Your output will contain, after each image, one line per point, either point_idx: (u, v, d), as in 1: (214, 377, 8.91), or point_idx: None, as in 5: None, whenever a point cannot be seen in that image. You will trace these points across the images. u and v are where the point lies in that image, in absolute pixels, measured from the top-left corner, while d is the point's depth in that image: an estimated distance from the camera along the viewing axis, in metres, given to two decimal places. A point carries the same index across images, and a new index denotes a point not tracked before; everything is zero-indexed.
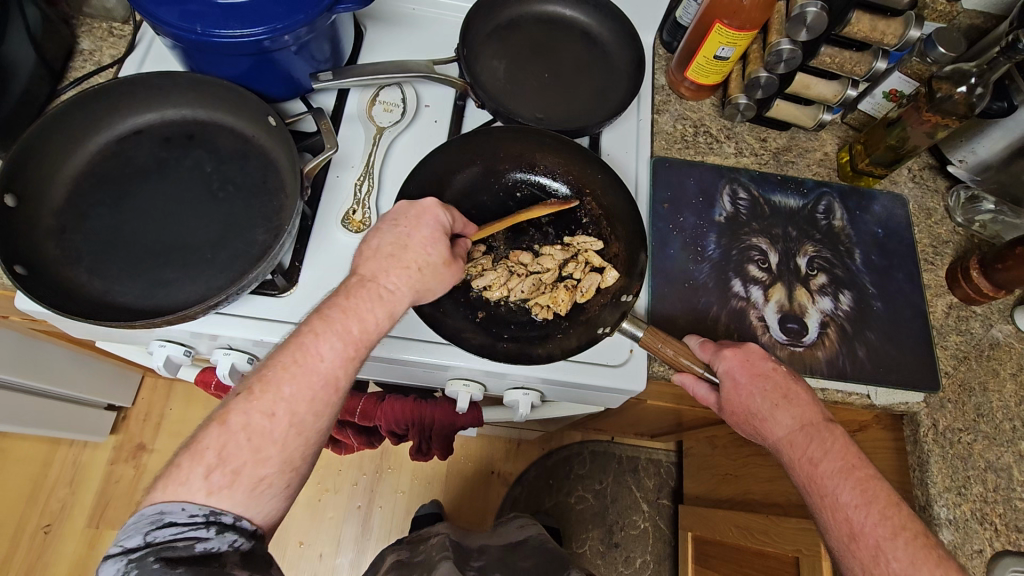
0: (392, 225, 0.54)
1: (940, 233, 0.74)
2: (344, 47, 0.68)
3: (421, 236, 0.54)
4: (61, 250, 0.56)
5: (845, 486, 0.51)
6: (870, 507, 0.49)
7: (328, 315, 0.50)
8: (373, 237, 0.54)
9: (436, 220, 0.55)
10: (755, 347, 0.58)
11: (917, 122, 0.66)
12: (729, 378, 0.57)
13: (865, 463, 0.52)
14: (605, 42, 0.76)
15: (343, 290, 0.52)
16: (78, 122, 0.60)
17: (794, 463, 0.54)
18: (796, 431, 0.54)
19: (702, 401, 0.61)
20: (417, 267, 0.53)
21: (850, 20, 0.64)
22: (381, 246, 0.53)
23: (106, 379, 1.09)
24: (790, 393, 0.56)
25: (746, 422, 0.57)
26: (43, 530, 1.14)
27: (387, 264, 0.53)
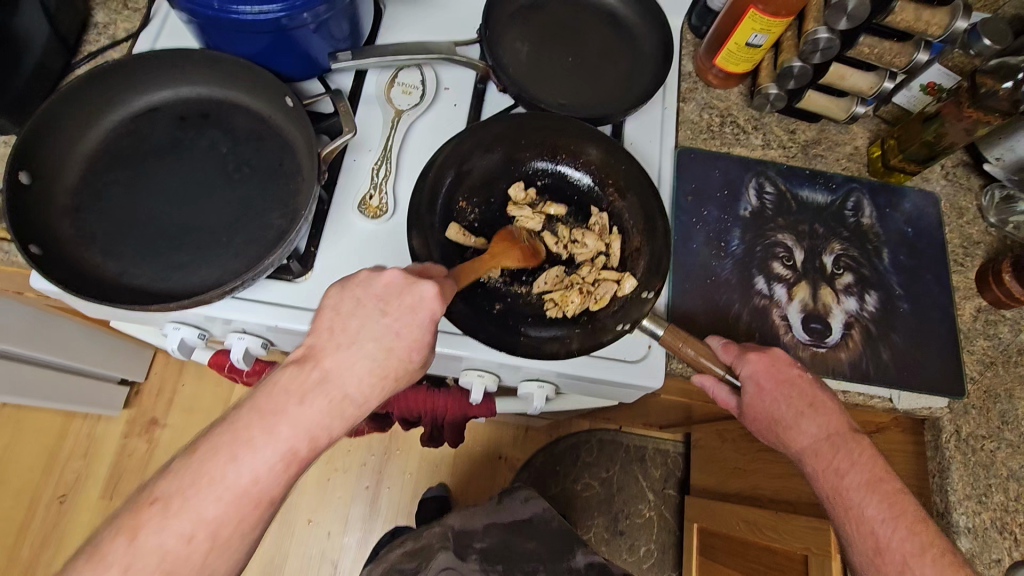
0: (379, 311, 0.47)
1: (971, 233, 0.72)
2: (363, 25, 0.66)
3: (410, 339, 0.47)
4: (76, 230, 0.55)
5: (871, 500, 0.50)
6: (897, 521, 0.49)
7: (290, 379, 0.45)
8: (351, 317, 0.47)
9: (430, 317, 0.47)
10: (780, 351, 0.56)
11: (956, 118, 0.63)
12: (753, 383, 0.56)
13: (893, 477, 0.51)
14: (631, 25, 0.73)
15: (299, 386, 0.44)
16: (92, 99, 0.59)
17: (817, 473, 0.53)
18: (821, 440, 0.53)
19: (722, 403, 0.60)
20: (394, 377, 0.47)
21: (894, 8, 0.60)
22: (359, 342, 0.46)
23: (120, 354, 1.09)
24: (815, 401, 0.55)
25: (769, 428, 0.56)
26: (57, 501, 1.16)
27: (359, 364, 0.46)
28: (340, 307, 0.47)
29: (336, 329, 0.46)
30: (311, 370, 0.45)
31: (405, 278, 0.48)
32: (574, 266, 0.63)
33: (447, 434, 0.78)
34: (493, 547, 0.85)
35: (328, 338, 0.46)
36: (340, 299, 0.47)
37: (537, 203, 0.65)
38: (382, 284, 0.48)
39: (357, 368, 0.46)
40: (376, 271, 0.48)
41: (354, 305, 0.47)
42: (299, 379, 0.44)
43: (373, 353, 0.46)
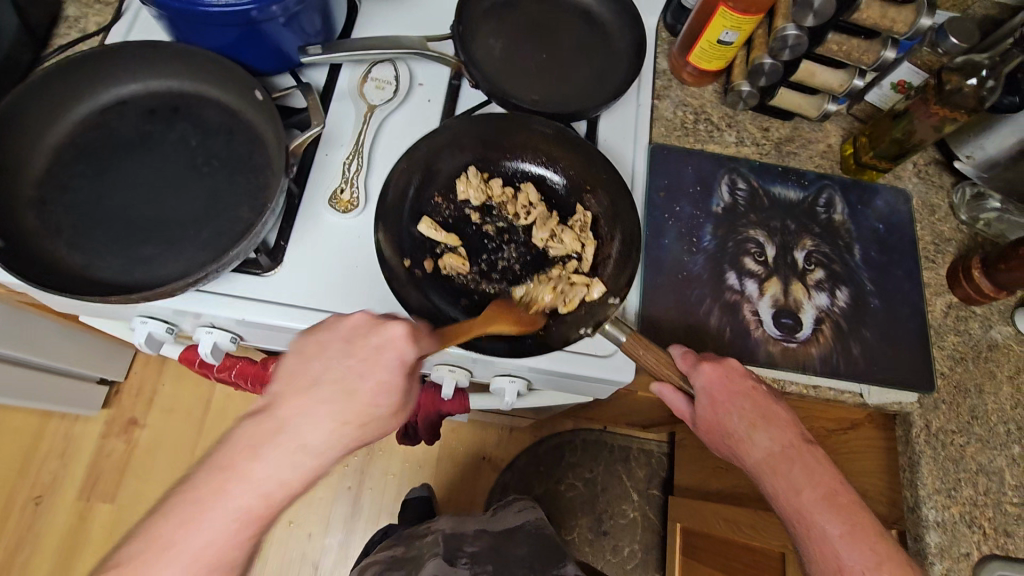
0: (343, 352, 0.48)
1: (943, 230, 0.72)
2: (336, 20, 0.66)
3: (372, 382, 0.48)
4: (41, 222, 0.55)
5: (831, 517, 0.50)
6: (855, 536, 0.50)
7: (235, 451, 0.46)
8: (314, 363, 0.48)
9: (398, 357, 0.48)
10: (734, 362, 0.57)
11: (924, 115, 0.64)
12: (707, 394, 0.55)
13: (848, 490, 0.52)
14: (606, 23, 0.73)
15: (253, 441, 0.46)
16: (59, 91, 0.59)
17: (775, 489, 0.53)
18: (776, 453, 0.53)
19: (677, 411, 0.60)
20: (355, 423, 0.47)
21: (860, 6, 0.61)
22: (318, 385, 0.47)
23: (97, 353, 1.08)
24: (769, 414, 0.55)
25: (724, 441, 0.56)
26: (33, 502, 1.14)
27: (320, 413, 0.47)
28: (304, 353, 0.49)
29: (298, 373, 0.48)
30: (270, 421, 0.46)
31: (370, 320, 0.49)
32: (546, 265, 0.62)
33: (422, 433, 0.78)
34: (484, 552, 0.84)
35: (288, 385, 0.48)
36: (304, 343, 0.49)
37: (509, 202, 0.64)
38: (347, 326, 0.49)
39: (322, 413, 0.47)
40: (342, 316, 0.50)
41: (319, 349, 0.49)
42: (255, 432, 0.46)
43: (337, 397, 0.47)
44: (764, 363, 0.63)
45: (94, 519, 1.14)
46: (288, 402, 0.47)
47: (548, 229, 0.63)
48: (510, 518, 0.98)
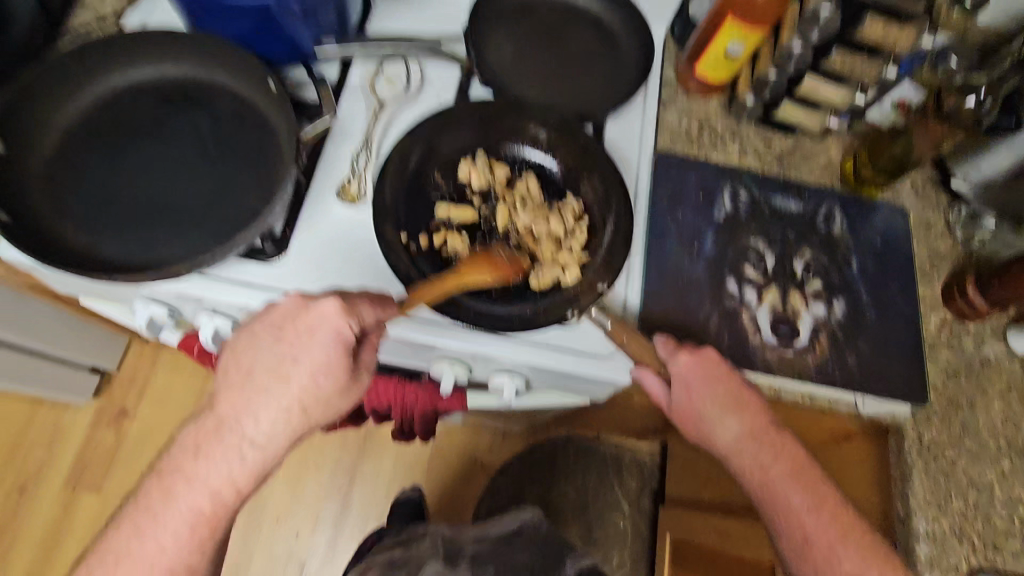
0: (273, 341, 0.53)
1: (939, 247, 0.74)
2: (350, 15, 0.67)
3: (308, 364, 0.53)
4: (49, 201, 0.55)
5: (795, 491, 0.58)
6: (819, 508, 0.58)
7: (184, 449, 0.55)
8: (245, 355, 0.54)
9: (334, 332, 0.52)
10: (710, 351, 0.59)
11: (923, 134, 0.66)
12: (683, 380, 0.58)
13: (806, 459, 0.59)
14: (614, 31, 0.74)
15: (199, 438, 0.55)
16: (73, 73, 0.59)
17: (741, 465, 0.59)
18: (745, 434, 0.59)
19: (649, 392, 0.61)
20: (300, 407, 0.54)
21: (865, 21, 0.60)
22: (252, 376, 0.54)
23: (91, 340, 1.08)
24: (743, 399, 0.59)
25: (697, 425, 0.60)
26: (18, 490, 1.13)
27: (268, 402, 0.54)
28: (240, 344, 0.54)
29: (235, 366, 0.54)
30: (213, 416, 0.55)
31: (299, 302, 0.53)
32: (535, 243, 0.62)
33: (417, 429, 0.79)
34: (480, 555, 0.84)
35: (225, 378, 0.55)
36: (237, 336, 0.55)
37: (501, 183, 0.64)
38: (277, 316, 0.53)
39: (274, 395, 0.54)
40: (270, 306, 0.54)
41: (251, 341, 0.54)
42: (200, 432, 0.55)
43: (275, 382, 0.53)
44: (761, 369, 0.64)
45: (79, 510, 1.13)
46: (228, 398, 0.55)
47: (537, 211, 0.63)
48: (505, 522, 0.97)
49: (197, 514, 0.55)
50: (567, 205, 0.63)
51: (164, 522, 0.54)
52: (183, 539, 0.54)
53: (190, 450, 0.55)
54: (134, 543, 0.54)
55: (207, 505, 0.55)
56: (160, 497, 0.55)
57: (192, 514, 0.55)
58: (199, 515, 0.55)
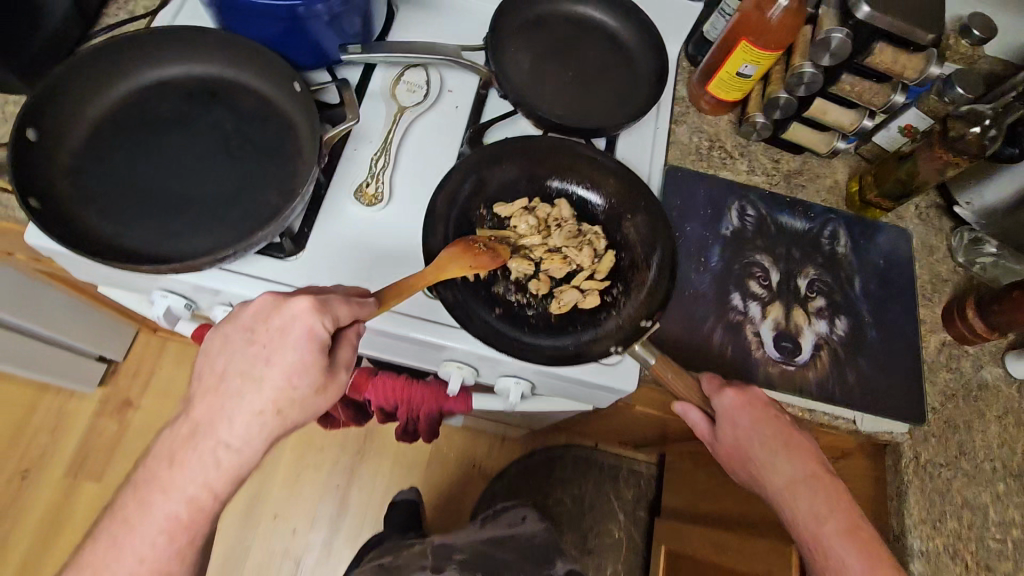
0: (246, 341, 0.50)
1: (940, 271, 0.75)
2: (374, 22, 0.69)
3: (279, 366, 0.49)
4: (76, 190, 0.57)
5: (850, 548, 0.52)
6: (873, 569, 0.51)
7: (157, 458, 0.50)
8: (219, 357, 0.51)
9: (307, 328, 0.49)
10: (758, 392, 0.59)
11: (927, 158, 0.68)
12: (728, 418, 0.58)
13: (855, 510, 0.54)
14: (630, 47, 0.76)
15: (171, 445, 0.50)
16: (105, 67, 0.61)
17: (797, 517, 0.55)
18: (798, 480, 0.56)
19: (697, 431, 0.62)
20: (274, 408, 0.49)
21: (874, 50, 0.63)
22: (226, 379, 0.50)
23: (100, 329, 1.09)
24: (792, 440, 0.58)
25: (747, 468, 0.59)
26: (20, 475, 1.14)
27: (237, 407, 0.49)
28: (213, 346, 0.51)
29: (207, 372, 0.51)
30: (184, 424, 0.50)
31: (273, 302, 0.50)
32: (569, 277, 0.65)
33: (421, 431, 0.80)
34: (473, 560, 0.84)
35: (200, 386, 0.51)
36: (210, 339, 0.51)
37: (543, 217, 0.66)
38: (250, 314, 0.50)
39: (247, 399, 0.49)
40: (245, 303, 0.51)
41: (223, 343, 0.51)
42: (171, 437, 0.50)
43: (246, 385, 0.50)
44: (762, 383, 0.65)
45: (80, 497, 1.14)
46: (199, 403, 0.50)
47: (573, 243, 0.65)
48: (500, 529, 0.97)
49: (175, 521, 0.50)
50: (601, 235, 0.66)
51: (140, 534, 0.49)
52: (160, 549, 0.49)
53: (163, 458, 0.50)
54: (112, 560, 0.49)
55: (183, 511, 0.50)
56: (134, 504, 0.50)
57: (167, 522, 0.49)
58: (175, 522, 0.50)
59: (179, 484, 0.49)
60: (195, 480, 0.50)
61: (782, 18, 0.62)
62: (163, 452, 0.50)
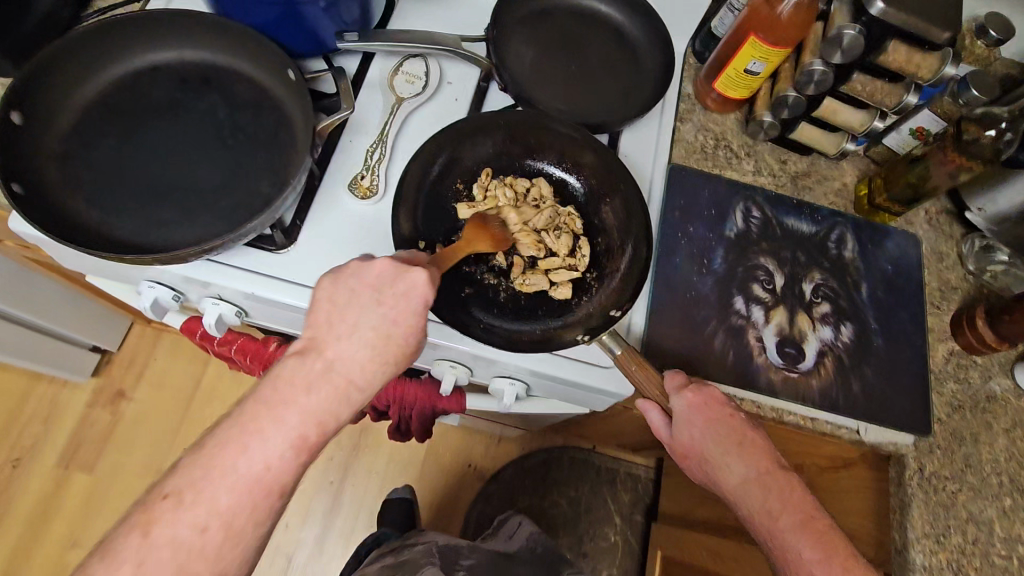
0: (374, 300, 0.49)
1: (949, 279, 0.73)
2: (373, 10, 0.67)
3: (404, 324, 0.49)
4: (61, 175, 0.55)
5: (805, 540, 0.51)
6: (830, 561, 0.50)
7: (288, 384, 0.46)
8: (347, 308, 0.48)
9: (423, 301, 0.50)
10: (715, 390, 0.57)
11: (940, 161, 0.65)
12: (685, 419, 0.56)
13: (819, 512, 0.52)
14: (636, 42, 0.74)
15: (305, 375, 0.46)
16: (93, 50, 0.59)
17: (750, 513, 0.54)
18: (751, 479, 0.54)
19: (657, 433, 0.60)
20: (394, 362, 0.49)
21: (886, 49, 0.61)
22: (358, 332, 0.48)
23: (94, 319, 1.08)
24: (744, 439, 0.56)
25: (700, 465, 0.57)
26: (11, 464, 1.13)
27: (359, 354, 0.48)
28: (335, 297, 0.49)
29: (335, 321, 0.48)
30: (315, 360, 0.47)
31: (397, 267, 0.50)
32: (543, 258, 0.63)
33: (414, 430, 0.78)
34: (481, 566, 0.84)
35: (327, 330, 0.48)
36: (334, 290, 0.49)
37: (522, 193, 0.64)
38: (374, 274, 0.50)
39: (366, 352, 0.48)
40: (367, 261, 0.50)
41: (348, 297, 0.49)
42: (304, 369, 0.46)
43: (376, 342, 0.48)
44: (764, 389, 0.63)
45: (71, 487, 1.12)
46: (333, 341, 0.47)
47: (551, 227, 0.64)
48: (503, 542, 0.95)
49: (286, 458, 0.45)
50: (577, 216, 0.64)
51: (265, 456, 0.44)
52: (288, 463, 0.45)
53: (298, 387, 0.46)
54: (239, 462, 0.43)
55: (311, 432, 0.46)
56: (271, 418, 0.45)
57: (295, 442, 0.45)
58: (302, 443, 0.46)
59: (286, 424, 0.45)
60: (290, 435, 0.45)
61: (793, 12, 0.60)
62: (297, 381, 0.46)
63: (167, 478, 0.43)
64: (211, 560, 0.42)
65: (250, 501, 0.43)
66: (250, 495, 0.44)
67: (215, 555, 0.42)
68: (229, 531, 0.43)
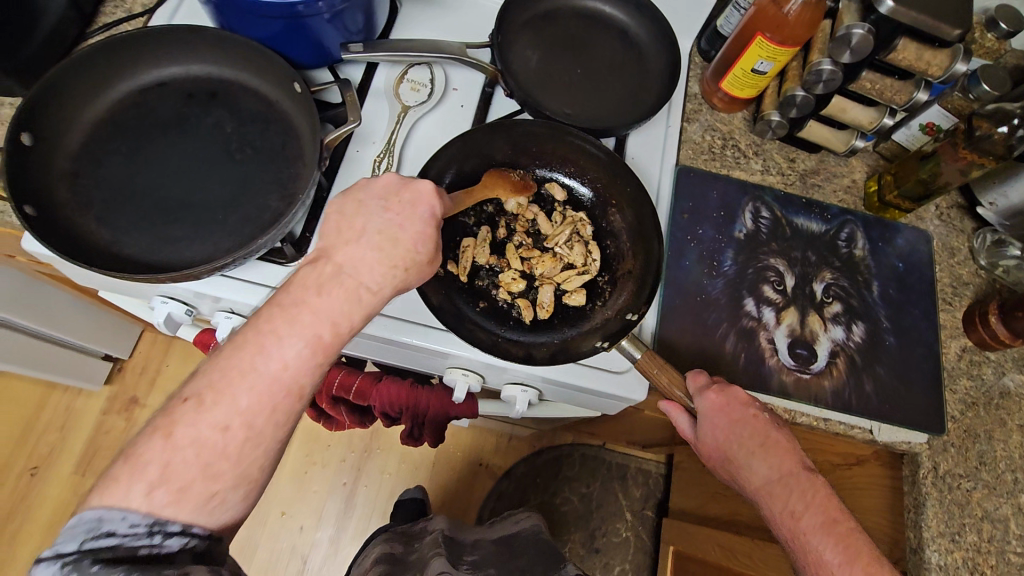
0: (382, 207, 0.50)
1: (961, 274, 0.73)
2: (378, 20, 0.67)
3: (413, 230, 0.50)
4: (73, 195, 0.56)
5: (828, 543, 0.49)
6: (853, 566, 0.48)
7: (300, 287, 0.46)
8: (357, 216, 0.49)
9: (431, 211, 0.51)
10: (738, 390, 0.56)
11: (951, 157, 0.65)
12: (708, 420, 0.55)
13: (846, 516, 0.50)
14: (641, 43, 0.74)
15: (316, 279, 0.47)
16: (101, 68, 0.60)
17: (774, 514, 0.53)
18: (773, 480, 0.53)
19: (684, 434, 0.60)
20: (403, 267, 0.49)
21: (896, 46, 0.61)
22: (367, 234, 0.49)
23: (106, 328, 1.09)
24: (769, 440, 0.55)
25: (724, 466, 0.56)
26: (29, 472, 1.14)
27: (369, 257, 0.48)
28: (347, 209, 0.50)
29: (344, 229, 0.49)
30: (325, 265, 0.47)
31: (403, 180, 0.52)
32: (552, 269, 0.63)
33: (427, 437, 0.77)
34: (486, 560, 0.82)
35: (338, 237, 0.49)
36: (342, 206, 0.50)
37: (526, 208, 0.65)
38: (381, 187, 0.51)
39: (371, 255, 0.48)
40: (373, 178, 0.52)
41: (357, 207, 0.50)
42: (316, 272, 0.47)
43: (383, 242, 0.49)
44: (776, 391, 0.63)
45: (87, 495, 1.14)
46: (341, 246, 0.48)
47: (561, 237, 0.64)
48: (508, 529, 0.95)
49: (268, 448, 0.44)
50: (587, 222, 0.65)
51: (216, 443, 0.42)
52: (304, 364, 0.44)
53: (309, 288, 0.46)
54: (257, 363, 0.43)
55: (326, 332, 0.45)
56: (284, 321, 0.44)
57: (311, 339, 0.45)
58: (318, 343, 0.45)
59: (301, 322, 0.45)
60: (306, 336, 0.44)
61: (800, 11, 0.59)
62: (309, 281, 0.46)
63: (188, 384, 0.43)
64: (233, 458, 0.41)
65: (270, 404, 0.43)
66: (269, 401, 0.43)
67: (237, 454, 0.42)
68: (251, 429, 0.42)
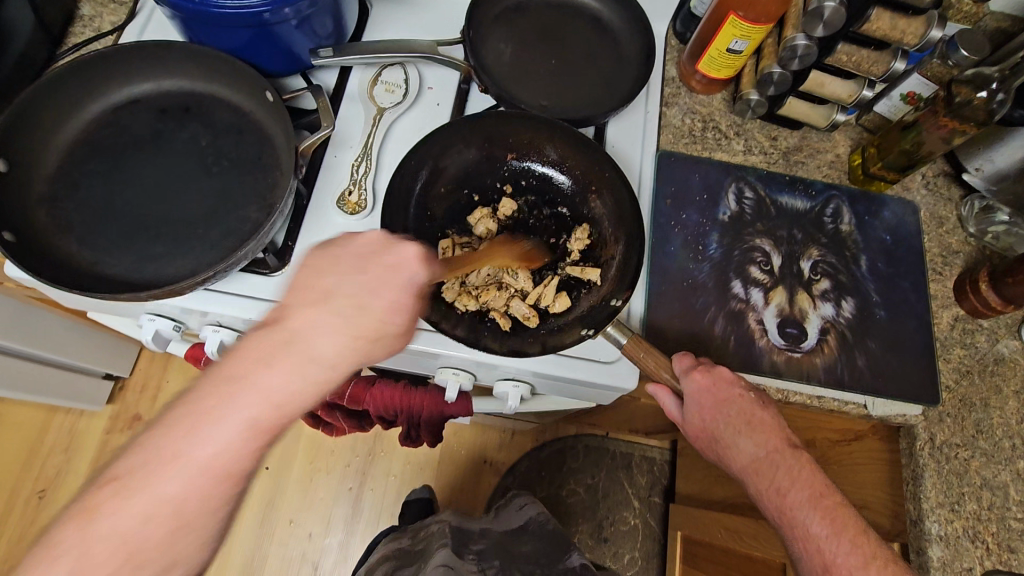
0: (356, 270, 0.47)
1: (951, 243, 0.72)
2: (347, 22, 0.67)
3: (386, 300, 0.47)
4: (51, 219, 0.56)
5: (814, 517, 0.49)
6: (840, 537, 0.48)
7: (245, 358, 0.43)
8: (324, 277, 0.47)
9: (412, 277, 0.48)
10: (724, 370, 0.56)
11: (934, 126, 0.64)
12: (695, 401, 0.55)
13: (832, 491, 0.51)
14: (616, 29, 0.73)
15: (261, 351, 0.43)
16: (72, 90, 0.59)
17: (761, 491, 0.53)
18: (760, 459, 0.53)
19: (670, 416, 0.59)
20: (368, 338, 0.46)
21: (870, 17, 0.60)
22: (332, 298, 0.46)
23: (104, 348, 1.09)
24: (754, 418, 0.54)
25: (711, 446, 0.56)
26: (37, 495, 1.15)
27: (335, 323, 0.45)
28: (319, 264, 0.47)
29: (313, 285, 0.46)
30: (279, 331, 0.44)
31: (387, 240, 0.49)
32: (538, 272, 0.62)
33: (425, 436, 0.77)
34: (490, 550, 0.81)
35: (299, 297, 0.45)
36: (319, 258, 0.48)
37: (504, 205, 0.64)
38: (360, 244, 0.49)
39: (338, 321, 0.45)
40: (355, 234, 0.50)
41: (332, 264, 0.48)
42: (262, 342, 0.43)
43: (348, 313, 0.46)
44: (768, 372, 0.63)
45: None
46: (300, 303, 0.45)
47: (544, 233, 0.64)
48: (513, 516, 0.95)
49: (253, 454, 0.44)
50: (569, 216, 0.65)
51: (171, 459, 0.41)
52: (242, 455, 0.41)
53: (258, 361, 0.43)
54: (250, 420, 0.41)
55: (268, 417, 0.42)
56: (216, 406, 0.41)
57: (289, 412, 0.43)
58: (257, 425, 0.42)
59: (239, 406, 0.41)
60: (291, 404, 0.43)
61: None
62: (255, 355, 0.43)
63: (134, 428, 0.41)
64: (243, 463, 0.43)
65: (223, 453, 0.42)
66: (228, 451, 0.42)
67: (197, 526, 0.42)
68: None
